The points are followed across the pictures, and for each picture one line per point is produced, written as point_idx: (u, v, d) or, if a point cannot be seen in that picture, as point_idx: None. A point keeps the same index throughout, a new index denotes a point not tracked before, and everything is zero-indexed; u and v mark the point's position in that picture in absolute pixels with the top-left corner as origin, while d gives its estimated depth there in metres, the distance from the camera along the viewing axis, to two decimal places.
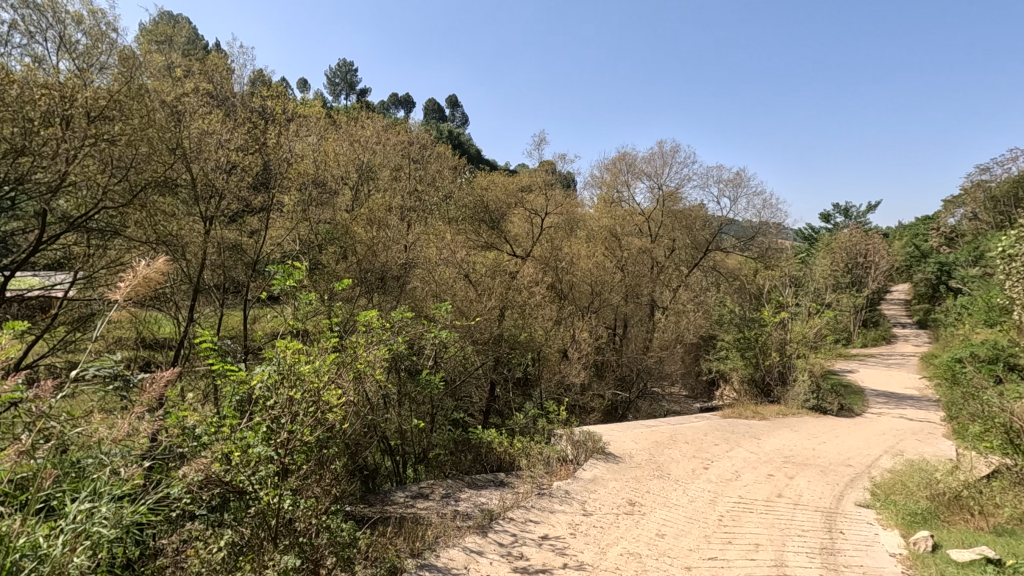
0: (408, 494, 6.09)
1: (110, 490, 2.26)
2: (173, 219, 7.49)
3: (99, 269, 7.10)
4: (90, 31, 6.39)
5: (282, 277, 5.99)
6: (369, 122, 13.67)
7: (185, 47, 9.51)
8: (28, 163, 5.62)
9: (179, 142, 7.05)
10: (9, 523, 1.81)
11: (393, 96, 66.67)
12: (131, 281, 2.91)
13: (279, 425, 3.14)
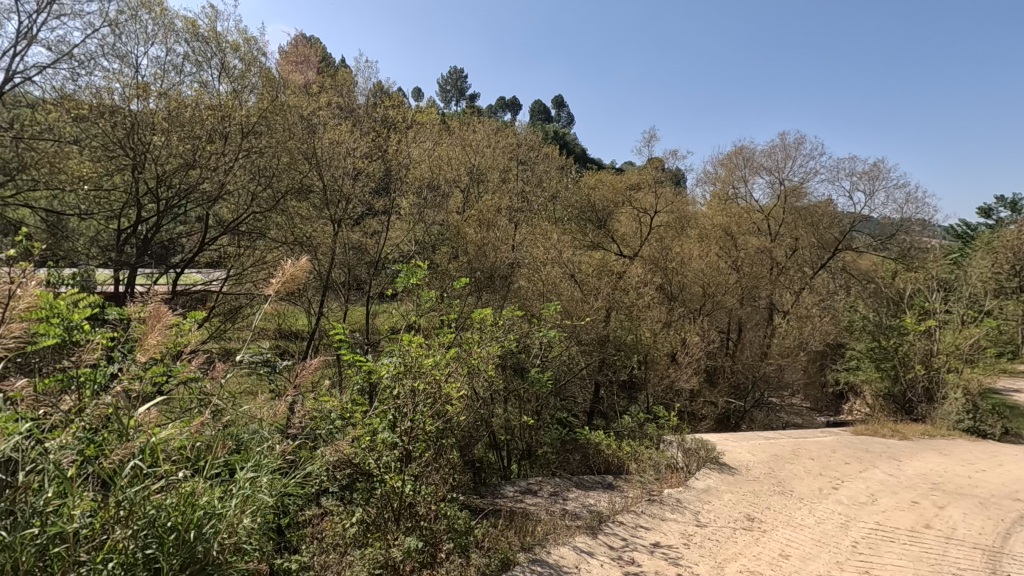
0: (517, 489, 6.22)
1: (268, 463, 2.57)
2: (307, 223, 8.34)
3: (246, 267, 8.18)
4: (245, 57, 7.18)
5: (405, 275, 6.31)
6: (480, 125, 14.06)
7: (317, 67, 10.41)
8: (196, 176, 6.96)
9: (312, 150, 7.79)
10: (196, 484, 2.11)
11: (501, 101, 68.42)
12: (281, 278, 3.38)
13: (403, 413, 3.39)
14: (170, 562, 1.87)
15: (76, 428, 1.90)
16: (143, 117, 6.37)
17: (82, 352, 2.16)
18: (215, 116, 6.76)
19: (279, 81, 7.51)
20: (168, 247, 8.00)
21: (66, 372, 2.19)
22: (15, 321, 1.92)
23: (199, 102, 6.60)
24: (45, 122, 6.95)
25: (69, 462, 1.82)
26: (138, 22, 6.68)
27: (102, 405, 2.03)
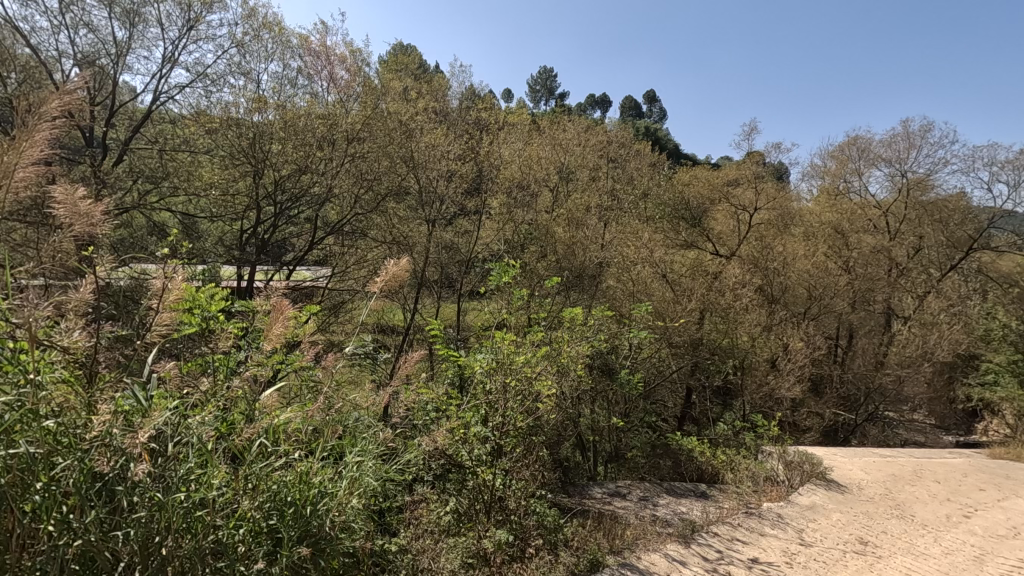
0: (605, 491, 6.16)
1: (373, 449, 2.75)
2: (404, 223, 8.72)
3: (350, 265, 8.82)
4: (351, 68, 7.27)
5: (497, 273, 6.47)
6: (570, 124, 13.96)
7: (415, 74, 10.85)
8: (308, 179, 7.78)
9: (410, 155, 7.91)
10: (310, 465, 2.32)
11: (591, 98, 67.64)
12: (384, 276, 3.55)
13: (495, 409, 3.48)
14: (289, 532, 2.07)
15: (213, 408, 2.11)
16: (264, 127, 7.15)
17: (218, 340, 2.40)
18: (325, 125, 7.38)
19: (376, 88, 7.83)
20: (282, 246, 8.79)
21: (205, 357, 2.46)
22: (165, 310, 2.15)
23: (310, 112, 7.21)
24: (181, 136, 8.16)
25: (209, 437, 2.04)
26: (260, 42, 7.58)
27: (235, 388, 2.24)
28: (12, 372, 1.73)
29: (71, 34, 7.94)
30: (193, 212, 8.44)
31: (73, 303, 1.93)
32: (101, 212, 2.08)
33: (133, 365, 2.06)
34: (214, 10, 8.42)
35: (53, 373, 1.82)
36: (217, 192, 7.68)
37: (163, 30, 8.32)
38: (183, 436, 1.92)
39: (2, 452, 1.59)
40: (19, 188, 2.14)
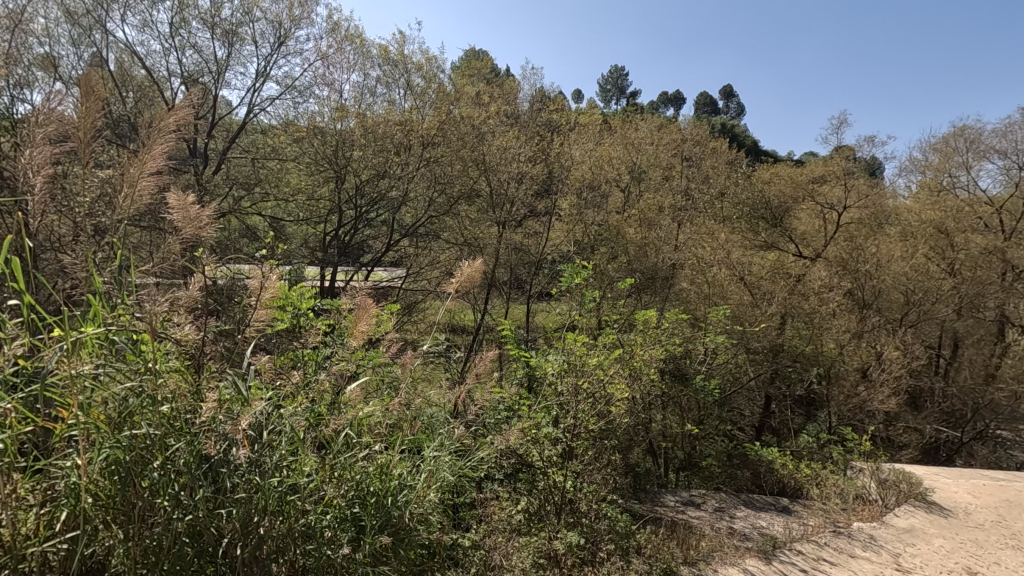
0: (678, 499, 5.98)
1: (449, 445, 2.83)
2: (475, 225, 8.86)
3: (423, 266, 9.16)
4: (426, 74, 8.02)
5: (569, 274, 6.44)
6: (642, 123, 13.63)
7: (487, 78, 10.99)
8: (385, 183, 8.09)
9: (481, 158, 8.14)
10: (389, 457, 2.42)
11: (665, 96, 65.80)
12: (460, 277, 3.56)
13: (566, 410, 3.49)
14: (371, 521, 2.17)
15: (304, 399, 2.25)
16: (346, 135, 7.53)
17: (308, 336, 2.55)
18: (403, 131, 7.65)
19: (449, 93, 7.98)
20: (361, 247, 9.24)
21: (296, 351, 2.62)
22: (261, 307, 2.31)
23: (388, 120, 7.49)
24: (272, 145, 8.77)
25: (300, 426, 2.17)
26: (343, 54, 7.87)
27: (323, 381, 2.37)
28: (136, 363, 1.93)
29: (179, 55, 8.73)
30: (282, 215, 9.10)
31: (183, 300, 2.12)
32: (209, 217, 2.30)
33: (234, 357, 2.23)
34: (302, 25, 8.98)
35: (167, 363, 2.02)
36: (303, 195, 8.54)
37: (258, 47, 8.98)
38: (277, 425, 2.06)
39: (128, 432, 1.77)
40: (141, 197, 2.40)
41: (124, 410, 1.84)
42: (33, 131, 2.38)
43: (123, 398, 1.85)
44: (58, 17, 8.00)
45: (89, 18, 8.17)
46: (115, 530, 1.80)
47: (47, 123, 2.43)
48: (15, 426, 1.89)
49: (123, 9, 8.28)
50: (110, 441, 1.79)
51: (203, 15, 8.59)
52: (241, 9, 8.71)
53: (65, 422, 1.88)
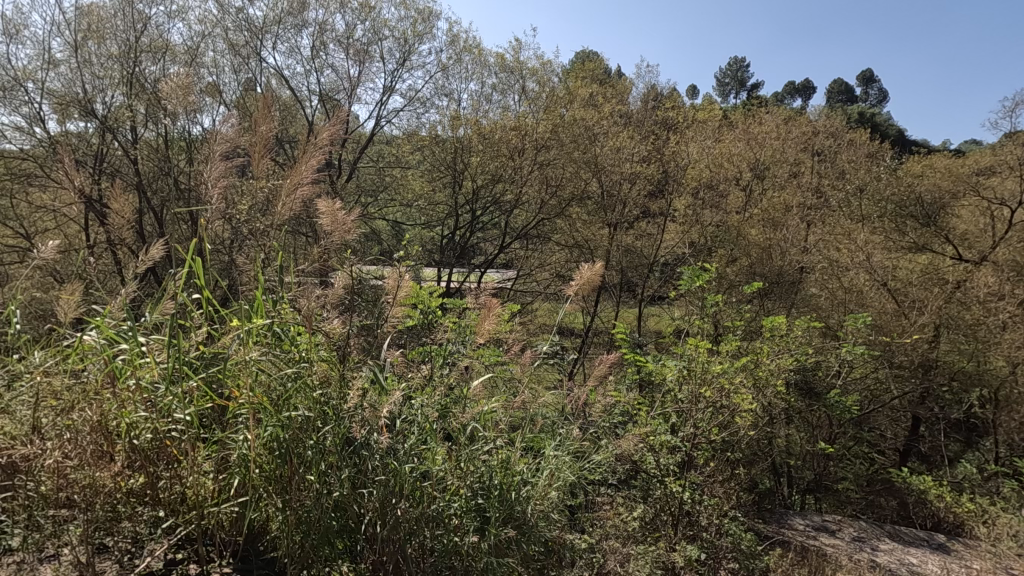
0: (808, 523, 5.50)
1: (567, 447, 2.84)
2: (587, 228, 8.66)
3: (534, 267, 9.43)
4: (541, 80, 8.49)
5: (688, 277, 6.09)
6: (767, 116, 12.70)
7: (600, 78, 10.81)
8: (501, 188, 8.79)
9: (594, 159, 7.99)
10: (509, 454, 2.49)
11: (792, 87, 60.88)
12: (579, 280, 3.52)
13: (685, 418, 3.37)
14: (495, 513, 2.25)
15: (434, 392, 2.37)
16: (464, 141, 8.28)
17: (436, 334, 2.71)
18: (517, 135, 8.05)
19: (560, 95, 8.33)
20: (475, 249, 9.69)
21: (425, 347, 2.78)
22: (397, 305, 2.48)
23: (504, 124, 7.97)
24: (396, 154, 9.38)
25: (431, 417, 2.28)
26: (462, 64, 8.77)
27: (450, 375, 2.49)
28: (293, 351, 2.16)
29: (318, 75, 9.65)
30: (403, 220, 9.87)
31: (332, 297, 2.36)
32: (353, 221, 2.54)
33: (373, 350, 2.42)
34: (425, 40, 9.61)
35: (317, 353, 2.22)
36: (424, 200, 9.19)
37: (385, 63, 9.68)
38: (410, 415, 2.20)
39: (287, 412, 2.00)
40: (296, 204, 2.70)
41: (283, 393, 2.06)
42: (210, 150, 2.79)
43: (283, 382, 2.08)
44: (224, 50, 9.23)
45: (247, 47, 9.28)
46: (274, 499, 2.03)
47: (221, 143, 2.82)
48: (198, 402, 2.22)
49: (274, 39, 9.34)
50: (271, 420, 2.01)
51: (339, 38, 9.44)
52: (371, 29, 9.46)
53: (237, 401, 2.16)
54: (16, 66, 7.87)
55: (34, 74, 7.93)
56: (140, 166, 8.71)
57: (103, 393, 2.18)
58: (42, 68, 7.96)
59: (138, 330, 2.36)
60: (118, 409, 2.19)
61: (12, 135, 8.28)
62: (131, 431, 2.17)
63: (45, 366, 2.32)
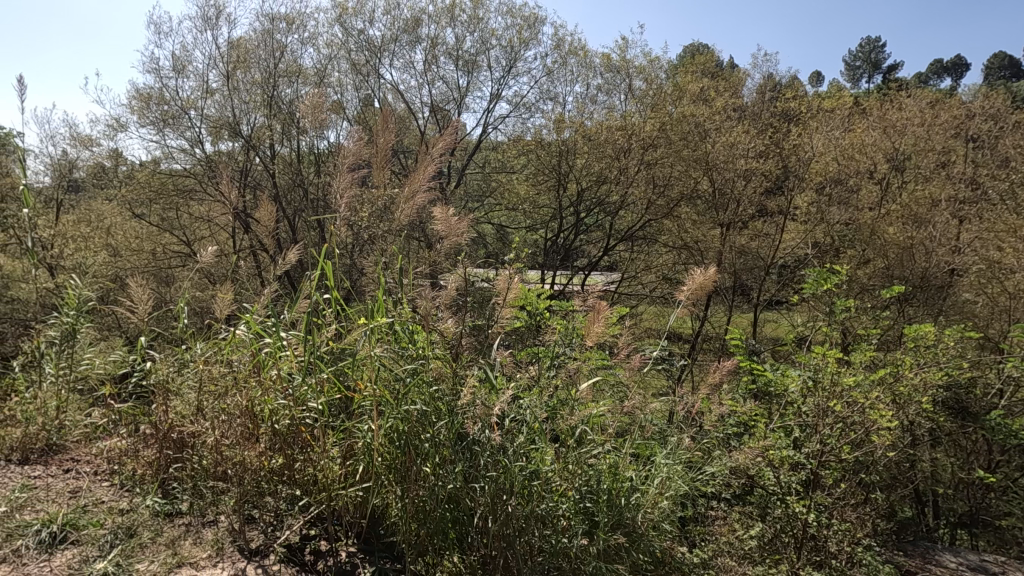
0: (961, 561, 4.80)
1: (679, 456, 2.72)
2: (696, 228, 8.08)
3: (639, 270, 9.11)
4: (648, 77, 8.43)
5: (813, 280, 5.56)
6: (910, 98, 11.31)
7: (712, 71, 10.27)
8: (605, 190, 8.75)
9: (706, 156, 7.29)
10: (618, 459, 2.44)
11: (939, 65, 53.86)
12: (690, 285, 3.34)
13: (811, 433, 3.09)
14: (603, 518, 2.21)
15: (542, 393, 2.39)
16: (569, 144, 8.43)
17: (545, 336, 2.74)
18: (624, 135, 7.95)
19: (667, 93, 8.13)
20: (579, 251, 9.73)
21: (533, 349, 2.81)
22: (506, 306, 2.54)
23: (610, 125, 7.94)
24: (501, 161, 10.01)
25: (540, 416, 2.31)
26: (567, 67, 9.32)
27: (559, 376, 2.51)
28: (411, 348, 2.31)
29: (430, 87, 10.15)
30: (508, 223, 10.22)
31: (446, 299, 2.47)
32: (465, 225, 2.64)
33: (484, 350, 2.49)
34: (530, 46, 9.76)
35: (432, 350, 2.35)
36: (529, 204, 9.37)
37: (492, 72, 9.96)
38: (518, 415, 2.24)
39: (406, 406, 2.14)
40: (413, 210, 2.86)
41: (402, 387, 2.21)
42: (340, 163, 3.07)
43: (402, 377, 2.24)
44: (347, 69, 10.02)
45: (367, 66, 9.95)
46: (394, 487, 2.17)
47: (349, 156, 3.08)
48: (328, 392, 2.44)
49: (391, 57, 9.97)
50: (392, 413, 2.18)
51: (450, 50, 9.88)
52: (479, 40, 9.79)
53: (361, 393, 2.35)
54: (182, 97, 9.13)
55: (195, 103, 9.15)
56: (277, 179, 9.72)
57: (249, 381, 2.46)
58: (201, 97, 9.16)
59: (280, 326, 2.65)
60: (262, 396, 2.42)
61: (178, 157, 9.50)
62: (271, 416, 2.39)
63: (206, 356, 2.69)
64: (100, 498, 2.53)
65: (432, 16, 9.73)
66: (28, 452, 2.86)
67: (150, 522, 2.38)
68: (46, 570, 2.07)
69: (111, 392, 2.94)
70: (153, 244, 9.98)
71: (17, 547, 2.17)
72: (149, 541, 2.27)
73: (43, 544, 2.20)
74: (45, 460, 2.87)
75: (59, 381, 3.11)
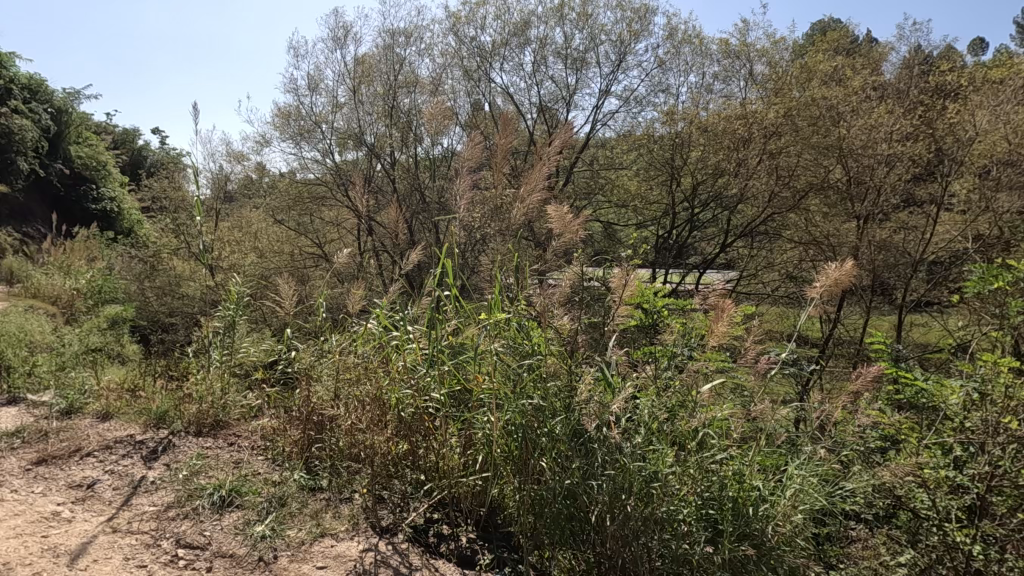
0: None
1: (814, 467, 2.49)
2: (828, 220, 7.28)
3: (760, 267, 8.65)
4: (772, 62, 7.92)
5: (977, 277, 4.81)
6: None
7: (848, 48, 9.27)
8: (722, 183, 8.34)
9: (840, 142, 6.59)
10: (744, 465, 2.28)
11: None
12: (824, 281, 2.96)
13: (978, 452, 2.69)
14: (727, 528, 2.08)
15: (659, 393, 2.31)
16: (682, 137, 8.19)
17: (662, 335, 2.64)
18: (744, 124, 7.49)
19: (792, 76, 7.51)
20: (690, 249, 9.50)
21: (650, 348, 2.74)
22: (622, 303, 2.48)
23: (728, 115, 7.54)
24: (611, 158, 9.92)
25: (658, 418, 2.23)
26: (680, 56, 9.00)
27: (677, 377, 2.39)
28: (527, 344, 2.38)
29: (539, 88, 10.26)
30: (616, 222, 10.25)
31: (560, 296, 2.46)
32: (579, 222, 2.62)
33: (600, 347, 2.46)
34: (641, 38, 9.50)
35: (548, 346, 2.39)
36: (640, 200, 9.29)
37: (601, 68, 9.85)
38: (634, 414, 2.19)
39: (523, 400, 2.22)
40: (528, 210, 2.89)
41: (520, 381, 2.31)
42: (459, 166, 3.22)
43: (519, 372, 2.32)
44: (460, 76, 10.40)
45: (479, 71, 10.27)
46: (514, 475, 2.26)
47: (468, 158, 3.21)
48: (449, 383, 2.58)
49: (502, 61, 10.23)
50: (512, 406, 2.26)
51: (558, 50, 9.91)
52: (588, 37, 9.71)
53: (481, 386, 2.46)
54: (316, 112, 10.06)
55: (326, 117, 10.07)
56: (397, 184, 10.37)
57: (379, 371, 2.68)
58: (332, 111, 10.06)
59: (405, 320, 2.83)
60: (389, 384, 2.63)
61: (311, 167, 10.65)
62: (397, 404, 2.57)
63: (342, 348, 2.94)
64: (256, 469, 2.88)
65: (541, 17, 9.83)
66: (202, 425, 3.34)
67: (297, 494, 2.66)
68: (218, 529, 2.41)
69: (264, 377, 3.33)
70: (292, 247, 11.09)
71: (196, 507, 2.54)
72: (297, 511, 2.54)
73: (215, 506, 2.55)
74: (214, 434, 3.34)
75: (222, 366, 3.54)
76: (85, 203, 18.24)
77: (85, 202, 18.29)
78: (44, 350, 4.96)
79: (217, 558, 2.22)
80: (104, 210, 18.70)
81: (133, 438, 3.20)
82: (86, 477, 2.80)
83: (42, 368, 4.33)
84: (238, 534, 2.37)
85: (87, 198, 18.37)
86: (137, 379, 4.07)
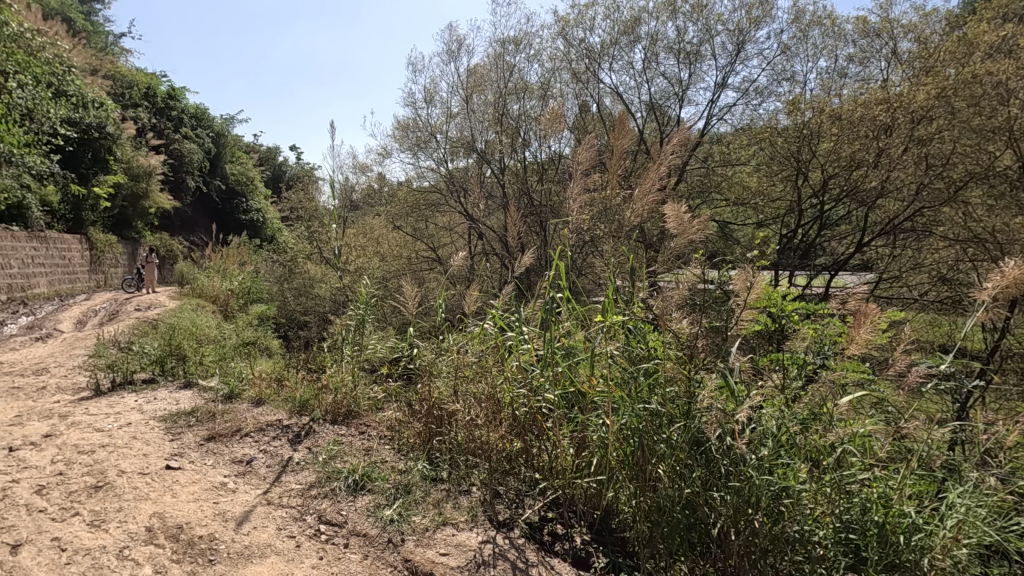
0: None
1: (983, 497, 2.16)
2: (993, 215, 5.94)
3: (904, 267, 7.61)
4: (921, 37, 7.07)
5: None
6: None
7: None
8: (860, 175, 7.57)
9: (1008, 122, 5.49)
10: (894, 488, 2.03)
11: None
12: (998, 283, 2.51)
13: None
14: (871, 557, 1.87)
15: (790, 403, 2.15)
16: (812, 126, 7.60)
17: (792, 341, 2.43)
18: (886, 110, 6.76)
19: (946, 51, 6.62)
20: (818, 249, 8.99)
21: (779, 355, 2.55)
22: (747, 307, 2.32)
23: (866, 101, 6.85)
24: (729, 154, 9.44)
25: (789, 430, 2.07)
26: (808, 41, 8.31)
27: (811, 389, 2.19)
28: (643, 348, 2.35)
29: (650, 85, 9.98)
30: (734, 221, 9.78)
31: (677, 299, 2.36)
32: (699, 222, 2.50)
33: (722, 352, 2.33)
34: (762, 25, 8.91)
35: (665, 351, 2.32)
36: (762, 197, 8.91)
37: (717, 60, 9.39)
38: (761, 426, 2.04)
39: (639, 404, 2.19)
40: (643, 211, 2.81)
41: (636, 386, 2.28)
42: (574, 168, 3.24)
43: (635, 375, 2.29)
44: (568, 79, 10.43)
45: (587, 72, 10.21)
46: (631, 479, 2.23)
47: (582, 161, 3.20)
48: (563, 383, 2.60)
49: (611, 61, 10.04)
50: (628, 410, 2.24)
51: (671, 45, 9.58)
52: (703, 29, 9.28)
53: (597, 388, 2.45)
54: (432, 123, 10.64)
55: (441, 127, 10.62)
56: (506, 189, 10.64)
57: (494, 369, 2.79)
58: (446, 121, 10.58)
59: (519, 322, 2.89)
60: (503, 384, 2.71)
61: (427, 175, 11.28)
62: (512, 403, 2.65)
63: (460, 347, 3.09)
64: (385, 457, 3.11)
65: (653, 12, 9.55)
66: (337, 414, 3.69)
67: (420, 483, 2.83)
68: (353, 509, 2.63)
69: (389, 371, 3.59)
70: (409, 251, 11.79)
71: (334, 487, 2.80)
72: (420, 499, 2.70)
73: (349, 489, 2.79)
74: (348, 422, 3.66)
75: (353, 361, 3.85)
76: (237, 215, 20.81)
77: (238, 213, 20.86)
78: (210, 342, 5.76)
79: (352, 536, 2.43)
80: (252, 220, 21.24)
81: (281, 422, 3.61)
82: (246, 455, 3.21)
83: (209, 357, 5.04)
84: (370, 516, 2.57)
85: (239, 210, 20.92)
86: (282, 370, 4.57)
